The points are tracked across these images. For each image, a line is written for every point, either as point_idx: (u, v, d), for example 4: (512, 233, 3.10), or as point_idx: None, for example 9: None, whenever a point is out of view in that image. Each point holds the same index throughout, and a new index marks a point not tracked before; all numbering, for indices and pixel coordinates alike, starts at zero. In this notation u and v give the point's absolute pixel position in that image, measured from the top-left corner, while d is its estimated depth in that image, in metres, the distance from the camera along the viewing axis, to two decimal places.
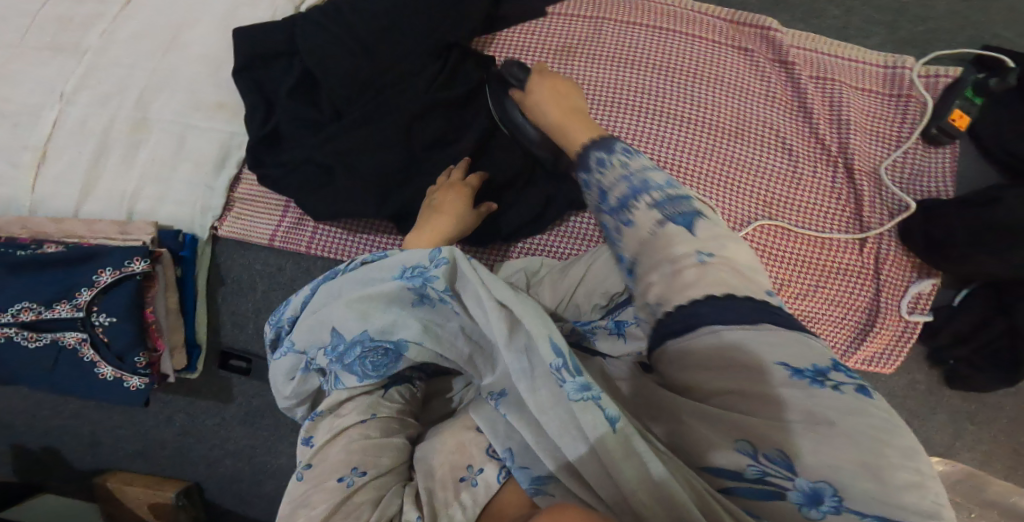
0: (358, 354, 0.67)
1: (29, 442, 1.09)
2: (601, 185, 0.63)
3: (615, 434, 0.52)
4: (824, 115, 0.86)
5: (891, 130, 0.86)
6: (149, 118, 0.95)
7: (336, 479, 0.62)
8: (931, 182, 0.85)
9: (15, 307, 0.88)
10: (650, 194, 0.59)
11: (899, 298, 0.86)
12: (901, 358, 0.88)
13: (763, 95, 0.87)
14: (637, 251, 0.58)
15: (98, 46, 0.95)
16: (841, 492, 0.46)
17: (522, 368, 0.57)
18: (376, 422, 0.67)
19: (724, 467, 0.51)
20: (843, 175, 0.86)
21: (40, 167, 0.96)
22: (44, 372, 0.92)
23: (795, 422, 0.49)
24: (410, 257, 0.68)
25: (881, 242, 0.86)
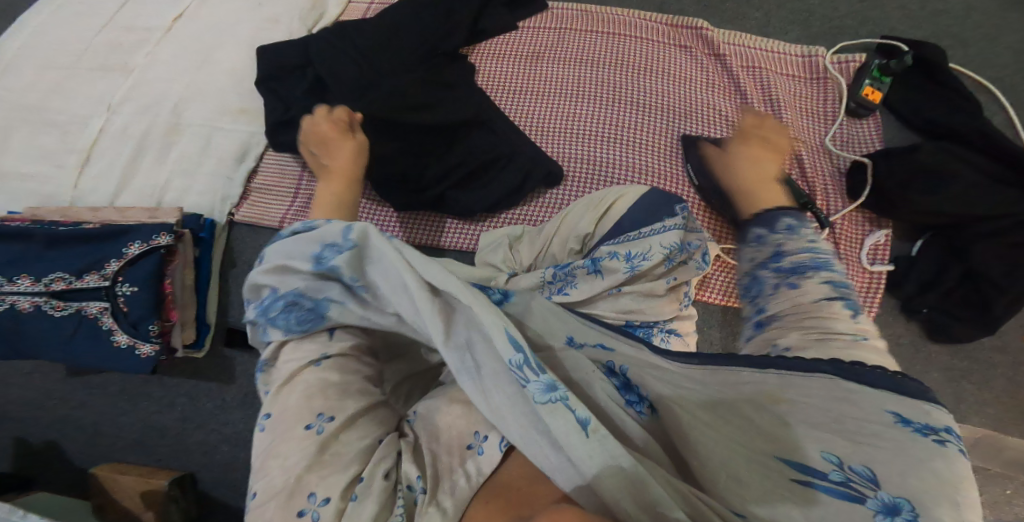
0: (282, 307, 0.71)
1: (25, 441, 1.10)
2: (779, 246, 0.71)
3: (586, 436, 0.54)
4: (759, 95, 1.04)
5: (817, 106, 1.04)
6: (182, 123, 1.08)
7: (303, 428, 0.65)
8: (863, 144, 1.02)
9: (48, 277, 1.01)
10: (827, 272, 0.68)
11: (859, 249, 1.00)
12: (876, 305, 0.99)
13: (705, 82, 1.06)
14: (789, 310, 0.68)
15: (144, 64, 1.11)
16: (920, 509, 0.48)
17: (466, 367, 0.60)
18: (330, 364, 0.69)
19: (803, 469, 0.53)
20: (783, 143, 1.01)
21: (84, 166, 1.09)
22: (65, 338, 1.02)
23: (882, 446, 0.52)
24: (325, 234, 0.68)
25: (828, 200, 1.01)
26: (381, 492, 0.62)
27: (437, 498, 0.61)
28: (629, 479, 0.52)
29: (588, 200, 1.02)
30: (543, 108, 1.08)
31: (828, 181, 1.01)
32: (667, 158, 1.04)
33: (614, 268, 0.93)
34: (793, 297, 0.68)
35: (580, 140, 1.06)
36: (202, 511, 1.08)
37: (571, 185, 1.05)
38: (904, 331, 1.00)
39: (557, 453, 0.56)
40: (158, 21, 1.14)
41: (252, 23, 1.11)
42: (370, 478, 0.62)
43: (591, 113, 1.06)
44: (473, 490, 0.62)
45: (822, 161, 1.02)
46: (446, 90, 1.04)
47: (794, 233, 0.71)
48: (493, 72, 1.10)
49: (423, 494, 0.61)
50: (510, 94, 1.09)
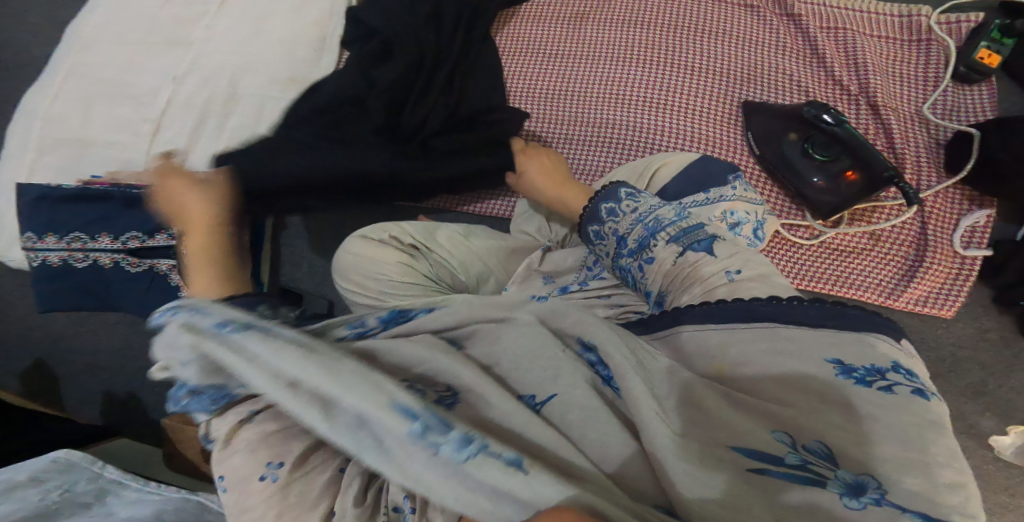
0: (188, 395, 0.51)
1: (115, 388, 1.24)
2: (618, 230, 0.67)
3: (525, 476, 0.39)
4: (841, 59, 0.91)
5: (915, 70, 0.89)
6: (239, 93, 1.14)
7: (257, 478, 0.50)
8: (971, 112, 0.86)
9: (125, 236, 1.11)
10: (665, 231, 0.62)
11: (951, 231, 0.86)
12: (963, 296, 0.85)
13: (774, 45, 0.94)
14: (666, 281, 0.61)
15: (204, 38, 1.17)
16: (886, 487, 0.42)
17: (366, 444, 0.41)
18: (266, 416, 0.52)
19: (757, 456, 0.45)
20: (867, 112, 0.89)
21: (155, 134, 1.16)
22: (140, 294, 1.13)
23: (831, 411, 0.46)
24: (172, 316, 0.45)
25: (920, 174, 0.87)
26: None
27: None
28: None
29: (631, 166, 0.94)
30: (587, 71, 1.01)
31: (921, 151, 0.87)
32: (723, 126, 0.95)
33: None
34: (660, 268, 0.61)
35: (627, 106, 0.99)
36: None
37: (618, 154, 0.99)
38: (993, 325, 0.86)
39: (499, 510, 0.40)
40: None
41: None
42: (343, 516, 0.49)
43: (637, 77, 0.99)
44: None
45: (917, 131, 0.88)
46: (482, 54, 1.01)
47: (628, 204, 0.67)
48: (534, 35, 1.05)
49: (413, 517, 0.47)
50: (552, 57, 1.04)
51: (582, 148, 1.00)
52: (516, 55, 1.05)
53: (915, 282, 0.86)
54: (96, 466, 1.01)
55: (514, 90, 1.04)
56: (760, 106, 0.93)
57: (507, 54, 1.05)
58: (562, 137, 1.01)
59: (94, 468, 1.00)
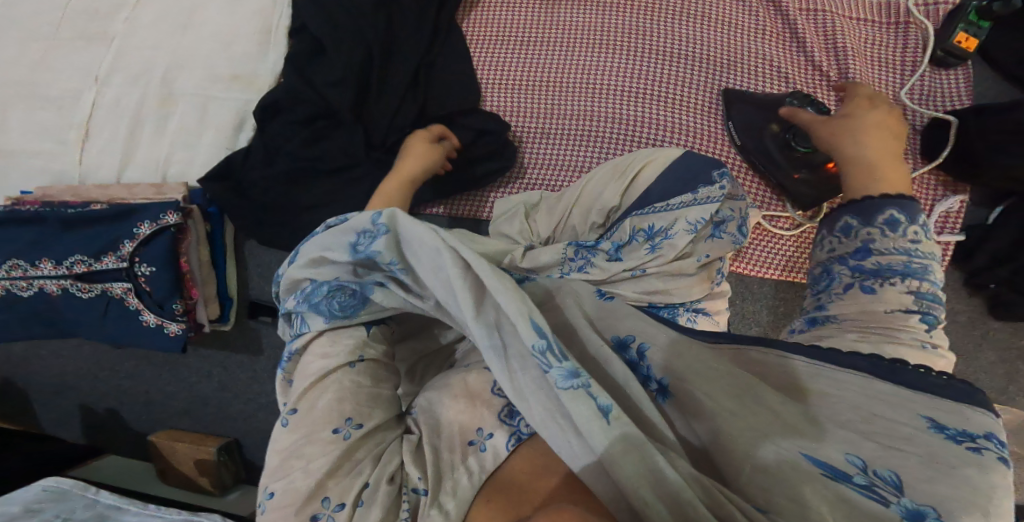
0: (324, 294, 0.68)
1: (90, 406, 1.17)
2: (871, 241, 0.71)
3: (608, 424, 0.53)
4: (820, 44, 0.89)
5: (893, 55, 0.88)
6: (174, 93, 1.08)
7: (331, 431, 0.64)
8: (947, 98, 0.86)
9: (68, 260, 1.02)
10: (911, 282, 0.67)
11: (926, 217, 0.87)
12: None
13: (753, 28, 0.92)
14: (853, 314, 0.67)
15: (125, 32, 1.10)
16: (943, 517, 0.48)
17: (493, 345, 0.58)
18: (363, 368, 0.68)
19: (823, 464, 0.53)
20: (847, 98, 0.88)
21: (84, 142, 1.09)
22: (98, 320, 1.05)
23: (912, 452, 0.52)
24: (361, 219, 0.66)
25: (898, 159, 0.88)
26: (387, 497, 0.61)
27: (440, 501, 0.61)
28: (649, 473, 0.52)
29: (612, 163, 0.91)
30: (562, 59, 0.98)
31: None
32: (704, 115, 0.93)
33: (637, 249, 0.81)
34: (863, 302, 0.68)
35: (603, 95, 0.95)
36: (252, 471, 1.14)
37: (594, 147, 0.95)
38: (964, 307, 0.89)
39: (575, 436, 0.55)
40: None
41: None
42: (376, 485, 0.62)
43: (614, 64, 0.96)
44: (475, 488, 0.62)
45: None
46: (437, 52, 1.00)
47: (897, 229, 0.70)
48: (507, 22, 1.01)
49: (425, 496, 0.61)
50: (525, 44, 1.00)
51: (558, 141, 0.97)
52: (489, 44, 1.02)
53: None
54: (90, 493, 0.95)
55: (488, 82, 1.01)
56: (739, 94, 0.91)
57: (479, 41, 1.02)
58: (537, 130, 0.98)
59: (91, 496, 0.95)
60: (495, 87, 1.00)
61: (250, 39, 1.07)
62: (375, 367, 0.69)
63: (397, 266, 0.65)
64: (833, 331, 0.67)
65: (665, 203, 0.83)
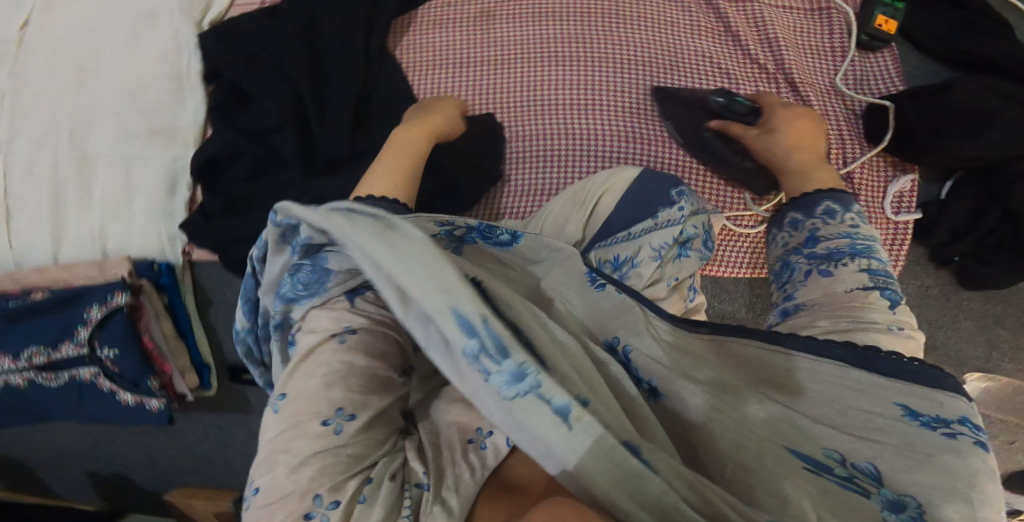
0: (287, 280, 0.68)
1: (97, 474, 1.16)
2: (816, 230, 0.70)
3: (570, 429, 0.46)
4: (753, 35, 0.87)
5: (822, 42, 0.87)
6: (90, 155, 1.01)
7: (320, 422, 0.60)
8: (882, 82, 0.85)
9: (24, 353, 0.96)
10: (864, 260, 0.66)
11: (881, 199, 0.84)
12: (901, 259, 0.85)
13: (686, 23, 0.89)
14: (818, 298, 0.65)
15: (13, 88, 1.01)
16: (925, 507, 0.49)
17: (438, 346, 0.51)
18: (358, 342, 0.66)
19: (804, 458, 0.53)
20: (788, 89, 0.85)
21: (9, 223, 1.01)
22: (74, 405, 1.01)
23: (888, 443, 0.53)
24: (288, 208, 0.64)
25: (843, 143, 0.85)
26: (388, 495, 0.59)
27: (443, 496, 0.60)
28: (625, 479, 0.46)
29: (570, 191, 0.83)
30: (505, 77, 0.91)
31: (842, 126, 0.85)
32: (652, 120, 0.88)
33: None
34: (823, 285, 0.66)
35: (542, 110, 0.89)
36: None
37: (541, 168, 0.88)
38: (933, 281, 0.89)
39: (537, 440, 0.47)
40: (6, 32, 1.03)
41: (123, 27, 1.01)
42: (378, 481, 0.59)
43: (560, 76, 0.89)
44: (478, 485, 0.62)
45: (835, 105, 0.85)
46: (367, 83, 0.92)
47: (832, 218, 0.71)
48: (430, 42, 0.94)
49: (427, 493, 0.60)
50: (463, 65, 0.92)
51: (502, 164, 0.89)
52: (425, 69, 0.94)
53: None
54: None
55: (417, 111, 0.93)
56: (682, 96, 0.87)
57: (414, 68, 0.94)
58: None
59: None
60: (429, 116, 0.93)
61: (160, 86, 1.00)
62: (370, 341, 0.67)
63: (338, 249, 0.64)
64: (804, 322, 0.65)
65: (626, 230, 0.77)
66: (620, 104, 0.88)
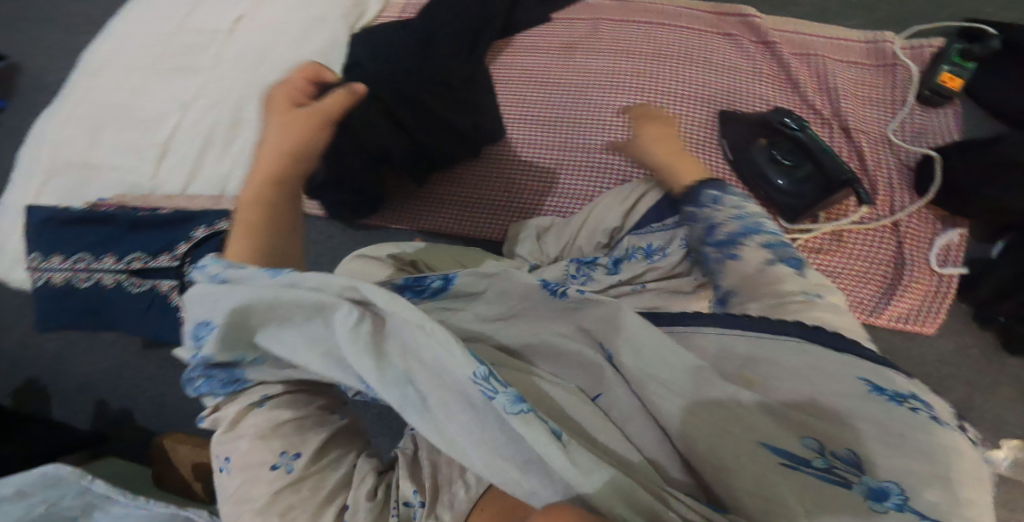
0: (199, 376, 0.58)
1: (106, 405, 1.22)
2: (710, 218, 0.66)
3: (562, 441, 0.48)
4: (814, 85, 0.97)
5: (884, 94, 0.95)
6: (243, 119, 1.23)
7: (268, 468, 0.56)
8: (937, 133, 0.92)
9: (128, 257, 1.12)
10: (762, 236, 0.63)
11: (926, 250, 0.86)
12: (944, 310, 0.85)
13: (752, 70, 0.99)
14: (739, 284, 0.63)
15: (210, 64, 1.27)
16: (908, 493, 0.46)
17: (410, 399, 0.51)
18: (278, 402, 0.59)
19: (784, 454, 0.49)
20: (841, 135, 0.93)
21: (161, 159, 1.24)
22: (140, 314, 1.14)
23: (865, 430, 0.49)
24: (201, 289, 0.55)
25: (894, 194, 0.89)
26: (371, 510, 0.56)
27: (437, 513, 0.56)
28: (619, 489, 0.47)
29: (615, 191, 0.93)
30: (578, 99, 1.04)
31: (893, 175, 0.90)
32: (700, 148, 0.97)
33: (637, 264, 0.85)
34: (742, 271, 0.63)
35: (604, 131, 1.02)
36: None
37: (599, 180, 1.01)
38: (975, 341, 0.85)
39: (513, 463, 0.49)
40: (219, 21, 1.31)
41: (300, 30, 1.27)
42: (354, 506, 0.56)
43: (625, 104, 1.02)
44: (470, 503, 0.56)
45: (886, 152, 0.92)
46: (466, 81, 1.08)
47: (720, 204, 0.67)
48: (518, 64, 1.09)
49: (421, 509, 0.56)
50: (540, 87, 1.07)
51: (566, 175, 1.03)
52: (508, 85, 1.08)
53: (895, 298, 0.86)
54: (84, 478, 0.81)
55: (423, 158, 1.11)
56: (745, 117, 0.94)
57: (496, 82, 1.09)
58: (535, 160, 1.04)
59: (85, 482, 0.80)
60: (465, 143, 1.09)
61: None
62: (291, 400, 0.60)
63: (252, 358, 0.57)
64: (736, 309, 0.63)
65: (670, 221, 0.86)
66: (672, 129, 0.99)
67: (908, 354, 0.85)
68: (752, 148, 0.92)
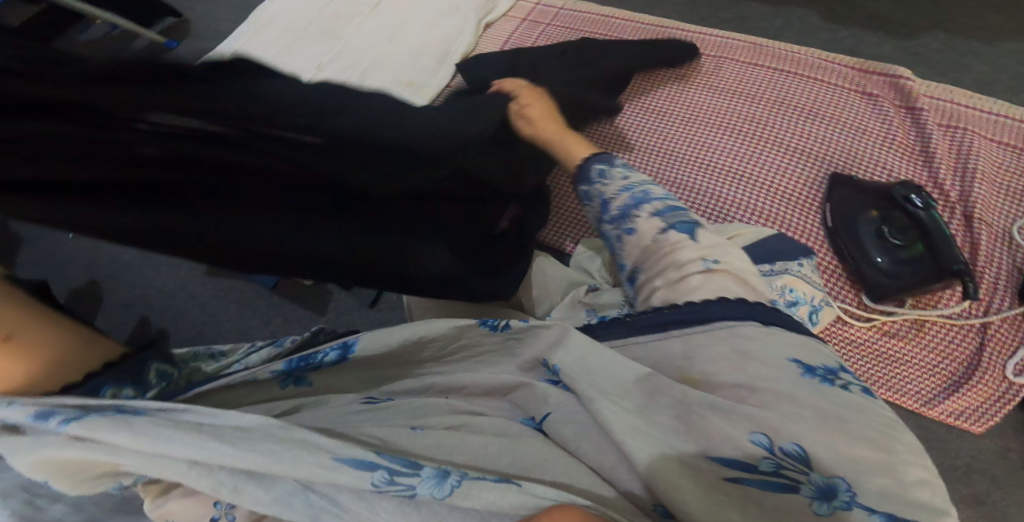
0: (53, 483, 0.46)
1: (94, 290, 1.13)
2: (603, 193, 0.67)
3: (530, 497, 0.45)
4: (949, 160, 0.92)
5: (1022, 185, 0.90)
6: None
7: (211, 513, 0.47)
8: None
9: None
10: (652, 204, 0.63)
11: (1005, 357, 0.82)
12: (1000, 416, 0.81)
13: (884, 134, 0.95)
14: (641, 256, 0.62)
15: None
16: (855, 487, 0.43)
17: (308, 500, 0.44)
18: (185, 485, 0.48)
19: (731, 461, 0.47)
20: (961, 220, 0.88)
21: None
22: None
23: (804, 415, 0.47)
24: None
25: (994, 296, 0.84)
26: None
27: None
28: None
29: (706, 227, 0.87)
30: (681, 132, 1.01)
31: (1000, 273, 0.85)
32: (804, 206, 0.93)
33: None
34: (637, 241, 0.63)
35: (700, 168, 0.98)
36: None
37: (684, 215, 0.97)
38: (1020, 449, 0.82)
39: None
40: None
41: None
42: None
43: (731, 146, 0.98)
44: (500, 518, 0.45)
45: (1004, 248, 0.86)
46: None
47: (609, 178, 0.67)
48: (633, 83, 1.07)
49: None
50: (645, 111, 1.05)
51: None
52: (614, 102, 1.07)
53: (955, 397, 0.82)
54: None
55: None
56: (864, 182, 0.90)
57: None
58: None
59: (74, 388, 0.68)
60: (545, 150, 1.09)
61: None
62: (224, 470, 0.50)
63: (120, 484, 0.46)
64: (646, 284, 0.61)
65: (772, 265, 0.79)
66: (776, 182, 0.95)
67: (943, 444, 0.83)
68: (862, 218, 0.87)
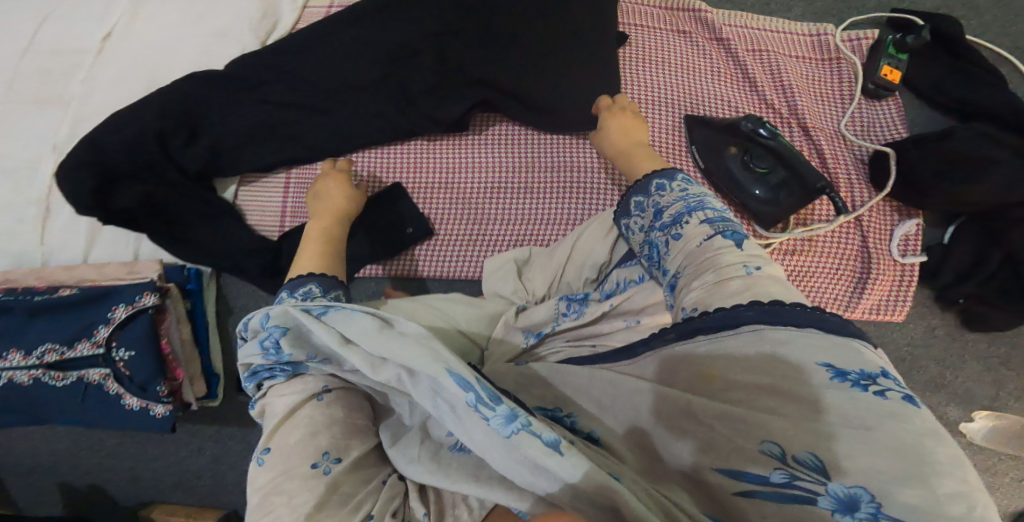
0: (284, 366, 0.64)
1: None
2: None
3: (561, 456, 0.48)
4: (768, 81, 0.94)
5: (834, 90, 0.93)
6: None
7: (309, 466, 0.58)
8: (886, 130, 0.92)
9: (38, 349, 0.94)
10: None
11: (888, 242, 0.91)
12: (909, 300, 0.90)
13: (708, 70, 0.95)
14: None
15: (81, 93, 1.03)
16: (878, 498, 0.45)
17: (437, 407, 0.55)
18: (333, 399, 0.63)
19: (751, 477, 0.49)
20: (799, 133, 0.92)
21: (45, 219, 1.03)
22: (76, 407, 0.97)
23: (886, 450, 0.47)
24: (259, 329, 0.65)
25: (854, 191, 0.91)
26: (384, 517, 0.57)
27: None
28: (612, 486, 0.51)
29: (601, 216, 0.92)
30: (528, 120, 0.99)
31: (848, 171, 0.91)
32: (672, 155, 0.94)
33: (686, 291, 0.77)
34: None
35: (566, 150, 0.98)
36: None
37: (569, 201, 0.97)
38: (940, 321, 0.92)
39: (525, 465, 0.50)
40: (87, 40, 1.04)
41: (199, 37, 1.02)
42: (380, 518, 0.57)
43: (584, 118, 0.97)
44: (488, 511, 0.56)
45: (841, 149, 0.92)
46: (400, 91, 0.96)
47: (666, 191, 0.76)
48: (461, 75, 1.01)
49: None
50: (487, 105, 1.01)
51: (537, 198, 0.97)
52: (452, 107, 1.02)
53: (866, 292, 0.90)
54: None
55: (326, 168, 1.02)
56: (714, 121, 0.91)
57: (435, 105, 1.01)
58: (478, 190, 0.99)
59: None
60: (376, 165, 1.00)
61: None
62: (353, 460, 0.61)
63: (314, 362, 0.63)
64: None
65: None
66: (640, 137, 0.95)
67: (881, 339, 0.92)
68: (731, 156, 0.89)
